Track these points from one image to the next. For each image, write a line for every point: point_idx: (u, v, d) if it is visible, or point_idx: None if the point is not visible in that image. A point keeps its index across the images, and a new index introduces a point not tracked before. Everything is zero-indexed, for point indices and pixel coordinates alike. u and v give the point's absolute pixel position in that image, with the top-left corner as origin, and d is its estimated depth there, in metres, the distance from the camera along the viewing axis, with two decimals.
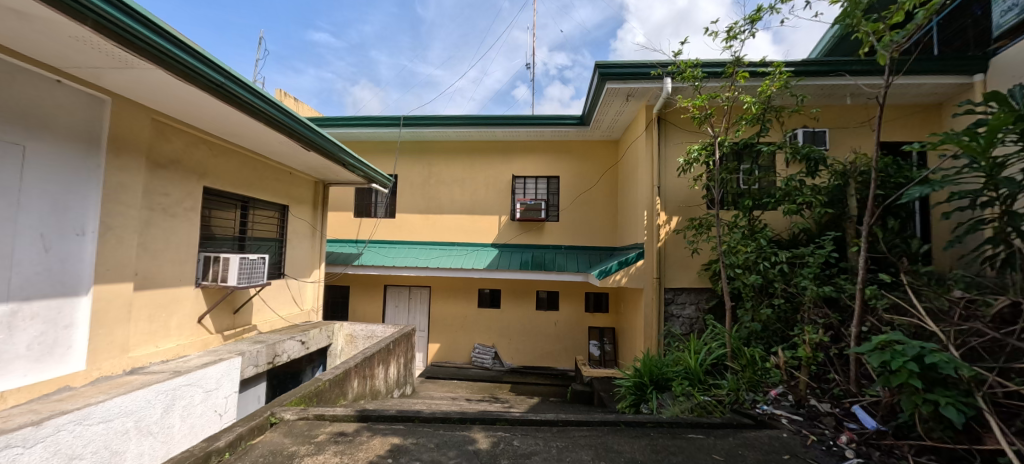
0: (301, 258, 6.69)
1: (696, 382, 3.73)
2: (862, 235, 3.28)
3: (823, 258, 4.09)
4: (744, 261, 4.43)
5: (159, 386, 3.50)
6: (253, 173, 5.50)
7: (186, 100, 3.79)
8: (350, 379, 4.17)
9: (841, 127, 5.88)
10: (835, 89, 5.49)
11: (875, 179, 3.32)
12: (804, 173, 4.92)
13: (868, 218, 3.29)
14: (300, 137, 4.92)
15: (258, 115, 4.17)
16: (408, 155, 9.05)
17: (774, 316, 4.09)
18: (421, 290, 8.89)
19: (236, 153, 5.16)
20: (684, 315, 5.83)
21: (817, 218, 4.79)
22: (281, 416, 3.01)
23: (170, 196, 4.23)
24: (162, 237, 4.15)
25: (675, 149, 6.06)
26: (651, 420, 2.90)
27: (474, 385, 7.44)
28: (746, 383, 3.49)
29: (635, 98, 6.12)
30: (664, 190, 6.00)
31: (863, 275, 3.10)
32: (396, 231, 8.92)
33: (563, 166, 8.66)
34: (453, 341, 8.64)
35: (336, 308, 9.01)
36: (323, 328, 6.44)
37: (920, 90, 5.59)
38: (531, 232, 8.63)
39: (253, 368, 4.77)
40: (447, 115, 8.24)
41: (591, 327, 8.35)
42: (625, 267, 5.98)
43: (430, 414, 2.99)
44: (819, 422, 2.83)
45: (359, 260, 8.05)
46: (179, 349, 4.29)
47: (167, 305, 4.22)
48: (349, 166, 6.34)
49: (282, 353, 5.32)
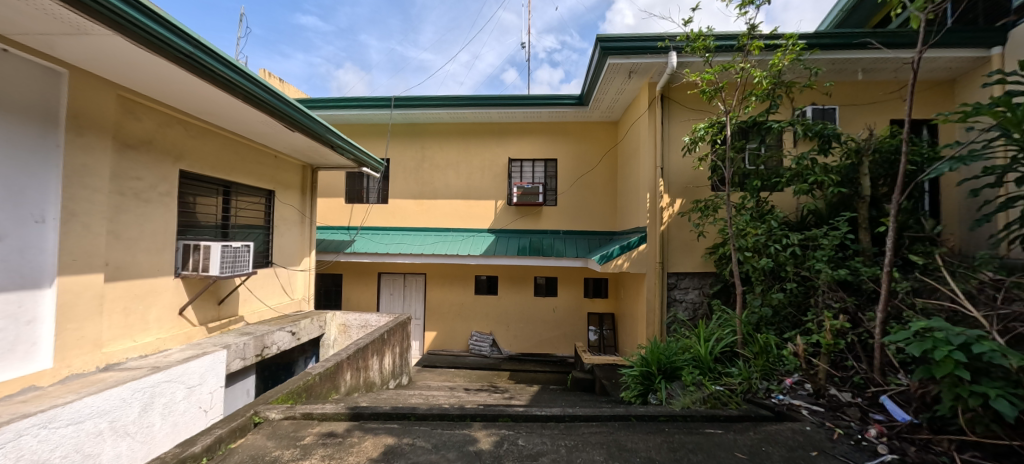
0: (289, 245, 6.42)
1: (707, 372, 3.53)
2: (892, 213, 3.03)
3: (838, 239, 3.91)
4: (754, 244, 4.24)
5: (136, 383, 3.29)
6: (235, 156, 5.18)
7: (152, 73, 3.46)
8: (342, 372, 4.00)
9: (852, 103, 5.64)
10: (846, 63, 5.26)
11: (908, 153, 3.08)
12: (815, 152, 4.72)
13: (899, 194, 3.03)
14: (283, 116, 4.61)
15: (235, 91, 3.87)
16: (400, 138, 8.71)
17: (786, 301, 3.88)
18: (416, 278, 8.66)
19: (216, 134, 4.83)
20: (687, 299, 5.67)
21: (827, 198, 4.60)
22: (265, 415, 2.76)
23: (143, 180, 3.92)
24: (134, 224, 3.85)
25: (679, 128, 5.81)
26: (664, 414, 2.71)
27: (472, 374, 7.31)
28: (759, 371, 3.33)
29: (637, 75, 5.83)
30: (667, 171, 5.78)
31: (890, 257, 2.88)
32: (389, 218, 8.64)
33: (561, 149, 8.38)
34: (451, 329, 8.47)
35: (329, 297, 8.77)
36: (315, 318, 6.19)
37: (935, 65, 5.34)
38: (528, 217, 8.39)
39: (241, 361, 4.55)
40: (440, 95, 7.90)
41: (591, 312, 8.20)
42: (626, 251, 5.76)
43: (427, 412, 2.76)
44: (843, 414, 2.64)
45: (352, 248, 7.79)
46: (159, 343, 4.04)
47: (143, 297, 3.95)
48: (337, 148, 6.02)
49: (271, 344, 5.10)
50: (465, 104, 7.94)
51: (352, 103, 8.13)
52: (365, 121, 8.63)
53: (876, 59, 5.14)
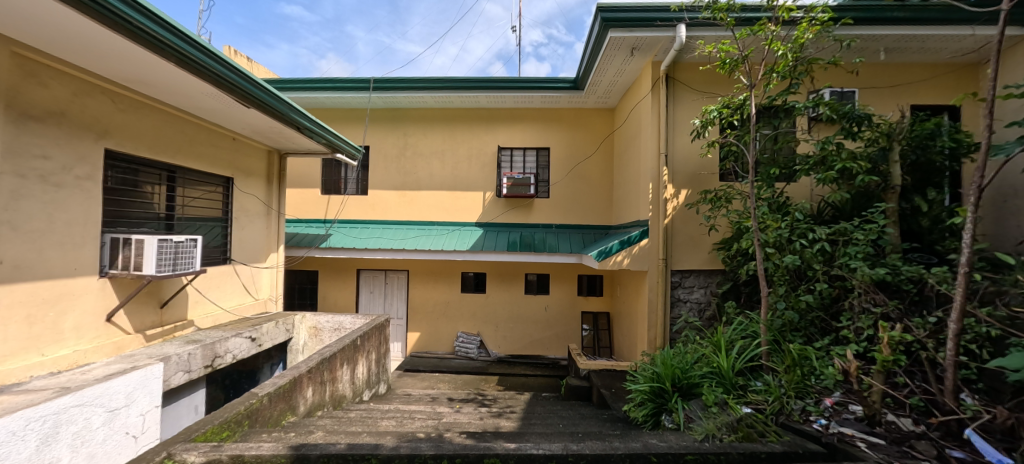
0: (252, 240, 5.73)
1: (730, 390, 3.01)
2: (970, 204, 2.53)
3: (874, 234, 3.42)
4: (776, 240, 3.72)
5: (32, 411, 2.63)
6: (182, 136, 4.48)
7: (49, 23, 2.79)
8: (302, 388, 3.41)
9: (873, 86, 5.19)
10: (868, 41, 4.80)
11: (989, 134, 2.55)
12: (840, 136, 4.22)
13: (979, 180, 2.54)
14: (232, 88, 3.93)
15: (164, 52, 3.21)
16: (381, 124, 8.03)
17: (814, 304, 3.38)
18: (398, 275, 8.02)
19: (154, 108, 4.13)
20: (692, 299, 5.18)
21: (854, 188, 4.12)
22: (182, 459, 2.19)
23: (52, 159, 3.25)
24: (40, 214, 3.18)
25: (685, 112, 5.28)
26: (692, 451, 2.20)
27: (458, 379, 6.75)
28: (792, 388, 2.83)
29: (640, 52, 5.25)
30: (672, 159, 5.25)
31: (969, 257, 2.37)
32: (368, 210, 7.97)
33: (554, 136, 7.80)
34: (435, 329, 7.88)
35: (302, 295, 8.09)
36: (280, 321, 5.54)
37: (961, 46, 4.84)
38: (519, 210, 7.81)
39: (184, 375, 3.91)
40: (423, 77, 7.24)
41: (585, 311, 7.70)
42: (627, 247, 5.22)
43: (392, 451, 2.19)
44: (912, 450, 2.25)
45: (327, 243, 7.11)
46: (78, 356, 3.37)
47: (54, 301, 3.29)
48: (305, 131, 5.32)
49: (224, 353, 4.44)
50: (451, 87, 7.29)
51: (326, 84, 7.42)
52: (342, 104, 7.93)
53: (902, 37, 4.70)
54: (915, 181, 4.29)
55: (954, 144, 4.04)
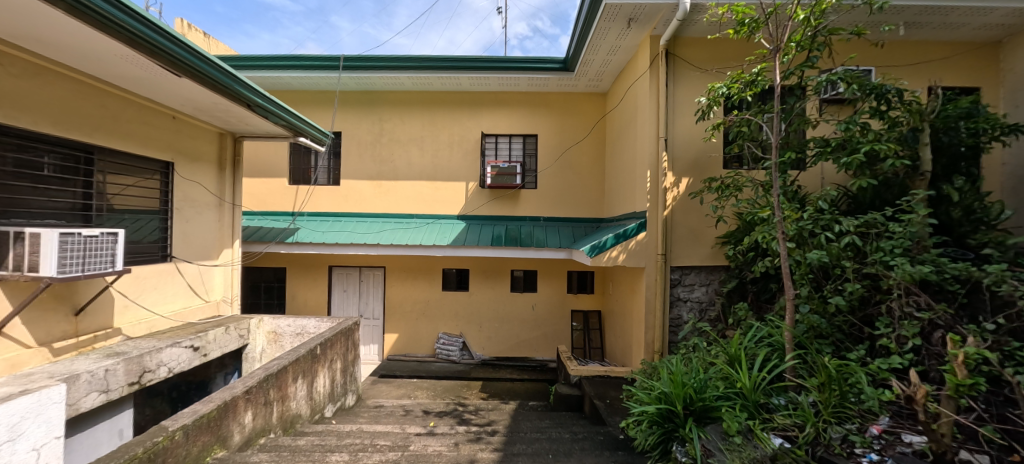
0: (200, 234, 5.04)
1: (754, 413, 2.52)
2: None
3: (911, 226, 2.95)
4: (796, 233, 3.23)
5: None
6: (102, 110, 3.77)
7: None
8: (236, 414, 2.80)
9: (891, 65, 4.79)
10: (888, 13, 4.35)
11: None
12: (865, 116, 3.73)
13: None
14: (153, 51, 3.20)
15: None
16: (353, 108, 7.34)
17: (846, 307, 2.91)
18: (373, 272, 7.38)
19: (60, 74, 3.42)
20: (693, 298, 4.72)
21: (882, 172, 3.64)
22: None
23: None
24: None
25: (685, 92, 4.76)
26: None
27: (437, 385, 6.20)
28: (831, 413, 2.35)
29: (637, 25, 4.69)
30: (672, 144, 4.73)
31: None
32: (340, 201, 7.29)
33: (542, 123, 7.23)
34: (414, 330, 7.29)
35: (268, 294, 7.40)
36: (232, 326, 4.87)
37: (987, 20, 4.36)
38: (504, 201, 7.24)
39: (100, 396, 3.25)
40: (399, 56, 6.59)
41: (575, 310, 7.20)
42: (623, 241, 4.68)
43: None
44: None
45: (292, 237, 6.43)
46: None
47: None
48: (256, 108, 4.58)
49: (157, 367, 3.78)
50: (429, 68, 6.65)
51: (291, 63, 6.71)
52: (310, 86, 7.21)
53: (926, 9, 4.24)
54: (943, 167, 3.85)
55: (986, 126, 3.61)
